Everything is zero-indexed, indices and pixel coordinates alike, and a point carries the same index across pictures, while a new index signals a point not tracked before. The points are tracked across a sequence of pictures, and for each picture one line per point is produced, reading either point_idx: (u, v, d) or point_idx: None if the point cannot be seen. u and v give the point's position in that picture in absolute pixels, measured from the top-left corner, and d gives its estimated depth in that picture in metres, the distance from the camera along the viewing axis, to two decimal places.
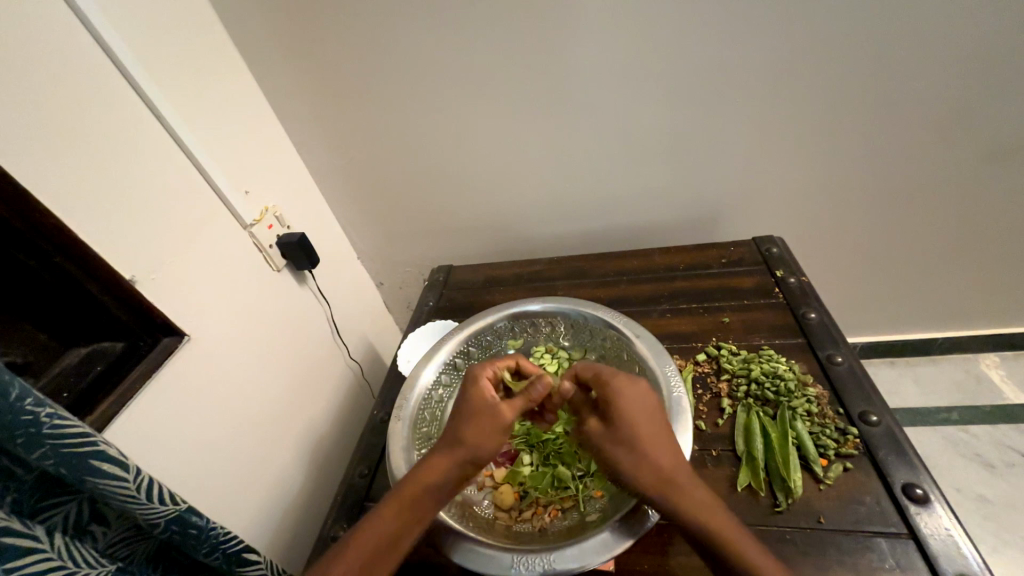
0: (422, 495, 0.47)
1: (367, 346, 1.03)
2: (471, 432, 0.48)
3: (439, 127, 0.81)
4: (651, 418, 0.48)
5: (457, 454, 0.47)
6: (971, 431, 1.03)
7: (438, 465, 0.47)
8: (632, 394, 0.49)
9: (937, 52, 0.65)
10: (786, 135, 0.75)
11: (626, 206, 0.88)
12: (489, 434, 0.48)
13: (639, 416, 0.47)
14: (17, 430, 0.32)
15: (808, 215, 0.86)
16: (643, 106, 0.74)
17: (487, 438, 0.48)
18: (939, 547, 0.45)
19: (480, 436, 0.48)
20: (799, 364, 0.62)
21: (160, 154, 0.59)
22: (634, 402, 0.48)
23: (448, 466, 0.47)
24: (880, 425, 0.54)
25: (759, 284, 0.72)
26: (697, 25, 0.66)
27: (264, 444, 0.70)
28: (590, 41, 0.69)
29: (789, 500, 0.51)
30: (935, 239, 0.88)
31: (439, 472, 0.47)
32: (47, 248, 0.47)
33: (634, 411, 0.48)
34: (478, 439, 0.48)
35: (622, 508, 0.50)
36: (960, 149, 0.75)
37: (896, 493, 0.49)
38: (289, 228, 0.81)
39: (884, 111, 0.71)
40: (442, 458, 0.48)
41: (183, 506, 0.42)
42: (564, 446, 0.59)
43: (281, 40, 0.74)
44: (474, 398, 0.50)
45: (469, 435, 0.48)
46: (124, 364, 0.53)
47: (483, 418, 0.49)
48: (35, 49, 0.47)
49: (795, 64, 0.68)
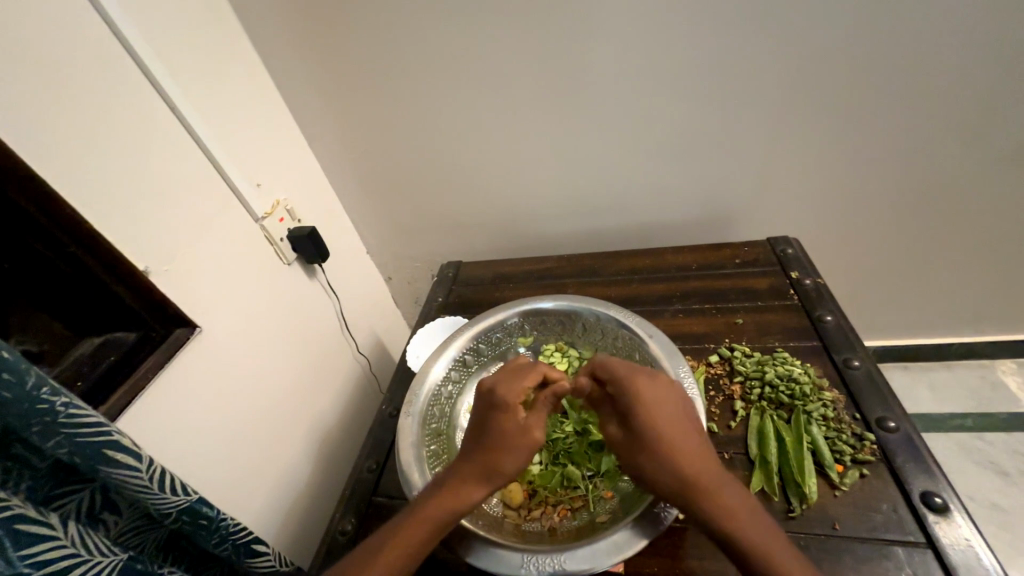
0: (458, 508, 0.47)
1: (375, 340, 1.03)
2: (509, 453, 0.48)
3: (451, 122, 0.81)
4: (685, 423, 0.47)
5: (493, 476, 0.48)
6: (986, 438, 1.02)
7: (473, 483, 0.48)
8: (669, 405, 0.48)
9: (965, 51, 0.63)
10: (804, 134, 0.74)
11: (638, 204, 0.87)
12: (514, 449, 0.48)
13: (678, 429, 0.46)
14: (33, 418, 0.32)
15: (825, 216, 0.85)
16: (658, 103, 0.73)
17: (522, 452, 0.48)
18: (959, 558, 0.44)
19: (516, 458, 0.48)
20: (815, 368, 0.61)
21: (174, 146, 0.59)
22: (671, 413, 0.47)
23: (483, 486, 0.48)
24: (898, 431, 0.53)
25: (773, 286, 0.71)
26: (716, 23, 0.64)
27: (273, 437, 0.70)
28: (606, 36, 0.68)
29: (803, 506, 0.50)
30: (955, 243, 0.86)
31: (473, 492, 0.48)
32: (63, 238, 0.48)
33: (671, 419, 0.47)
34: (514, 459, 0.48)
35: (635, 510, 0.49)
36: (983, 153, 0.73)
37: (914, 501, 0.48)
38: (299, 221, 0.81)
39: (907, 111, 0.70)
40: (476, 478, 0.48)
41: (195, 496, 0.43)
42: (574, 445, 0.59)
43: (295, 32, 0.74)
44: (507, 420, 0.49)
45: (506, 453, 0.48)
46: (136, 354, 0.53)
47: (519, 439, 0.48)
48: (53, 39, 0.47)
49: (815, 64, 0.66)
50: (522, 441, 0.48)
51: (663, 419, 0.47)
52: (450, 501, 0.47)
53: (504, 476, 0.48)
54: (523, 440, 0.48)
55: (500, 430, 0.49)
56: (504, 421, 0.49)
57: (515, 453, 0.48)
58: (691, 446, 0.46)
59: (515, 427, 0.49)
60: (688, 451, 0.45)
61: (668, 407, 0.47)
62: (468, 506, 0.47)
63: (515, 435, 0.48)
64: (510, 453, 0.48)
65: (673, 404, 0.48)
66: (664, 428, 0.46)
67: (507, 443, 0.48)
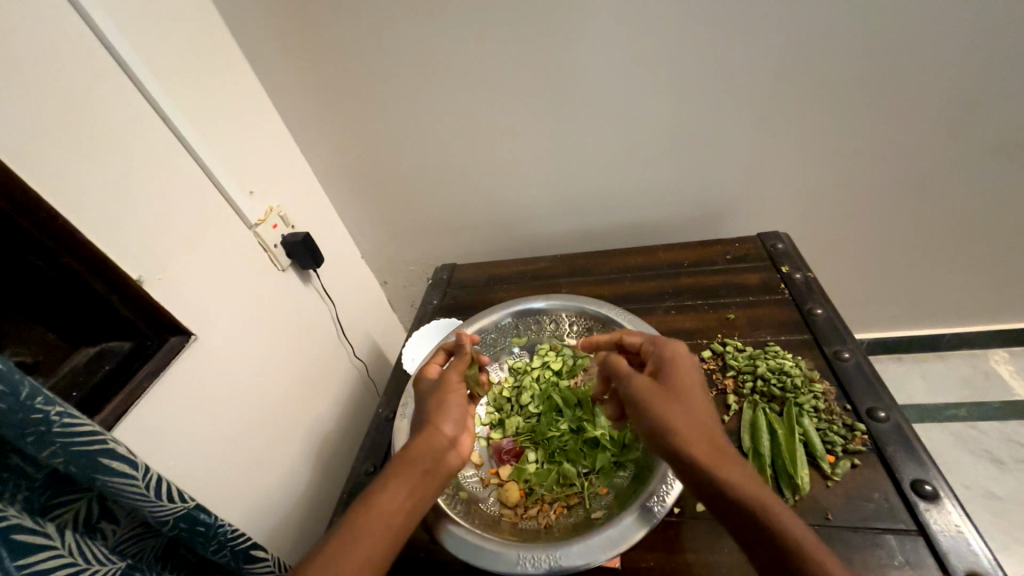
0: (418, 454, 0.49)
1: (372, 345, 1.04)
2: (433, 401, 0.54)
3: (441, 126, 0.81)
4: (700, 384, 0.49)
5: (431, 423, 0.51)
6: (980, 427, 1.02)
7: (423, 437, 0.51)
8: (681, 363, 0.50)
9: (944, 46, 0.64)
10: (792, 130, 0.75)
11: (630, 203, 0.87)
12: (442, 402, 0.54)
13: (691, 384, 0.48)
14: (28, 428, 0.32)
15: (814, 211, 0.86)
16: (645, 102, 0.74)
17: (455, 397, 0.55)
18: (949, 544, 0.44)
19: (447, 399, 0.54)
20: (806, 361, 0.61)
21: (165, 154, 0.60)
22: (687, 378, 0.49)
23: (428, 437, 0.50)
24: (888, 421, 0.54)
25: (764, 281, 0.72)
26: (702, 22, 0.65)
27: (271, 442, 0.70)
28: (591, 37, 0.68)
29: (796, 497, 0.51)
30: (944, 234, 0.87)
31: (427, 442, 0.50)
32: (54, 249, 0.48)
33: (682, 370, 0.49)
34: (448, 403, 0.54)
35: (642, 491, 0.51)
36: (968, 144, 0.74)
37: (905, 489, 0.49)
38: (293, 227, 0.81)
39: (890, 106, 0.71)
40: (424, 433, 0.51)
41: (191, 503, 0.43)
42: (612, 432, 0.57)
43: (283, 40, 0.74)
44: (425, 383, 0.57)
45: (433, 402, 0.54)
46: (131, 365, 0.54)
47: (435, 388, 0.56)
48: (41, 53, 0.47)
49: (801, 61, 0.67)
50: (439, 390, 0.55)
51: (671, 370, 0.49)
52: (409, 456, 0.49)
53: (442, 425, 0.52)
54: (447, 385, 0.55)
55: (424, 391, 0.56)
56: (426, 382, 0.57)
57: (446, 401, 0.54)
58: (694, 402, 0.47)
59: (430, 384, 0.57)
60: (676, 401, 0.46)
61: (680, 362, 0.50)
62: (429, 459, 0.49)
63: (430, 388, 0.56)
64: (442, 399, 0.54)
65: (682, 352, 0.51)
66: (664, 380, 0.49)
67: (434, 395, 0.55)
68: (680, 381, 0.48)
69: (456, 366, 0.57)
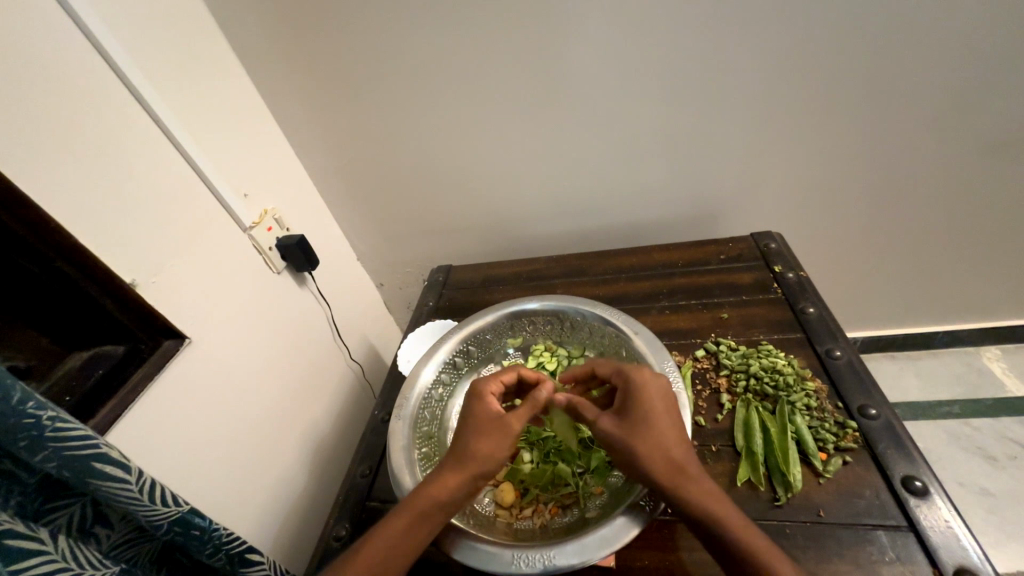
0: (438, 500, 0.47)
1: (368, 347, 1.03)
2: (482, 437, 0.49)
3: (436, 128, 0.81)
4: (668, 415, 0.48)
5: (467, 466, 0.48)
6: (973, 424, 1.03)
7: (452, 478, 0.47)
8: (653, 396, 0.49)
9: (933, 46, 0.65)
10: (784, 130, 0.75)
11: (624, 204, 0.88)
12: (491, 449, 0.48)
13: (665, 420, 0.47)
14: (19, 434, 0.32)
15: (807, 210, 0.86)
16: (639, 103, 0.74)
17: (502, 443, 0.49)
18: (939, 540, 0.45)
19: (494, 446, 0.48)
20: (799, 359, 0.62)
21: (159, 158, 0.60)
22: (658, 412, 0.48)
23: (457, 482, 0.47)
24: (879, 418, 0.54)
25: (758, 280, 0.73)
26: (696, 23, 0.65)
27: (266, 445, 0.70)
28: (583, 39, 0.69)
29: (788, 494, 0.51)
30: (936, 232, 0.88)
31: (452, 491, 0.47)
32: (47, 252, 0.48)
33: (651, 402, 0.48)
34: (491, 450, 0.48)
35: (628, 496, 0.50)
36: (958, 145, 0.75)
37: (896, 486, 0.49)
38: (288, 230, 0.82)
39: (881, 105, 0.71)
40: (452, 476, 0.48)
41: (186, 507, 0.43)
42: None
43: (277, 42, 0.74)
44: (480, 410, 0.51)
45: (479, 439, 0.49)
46: (125, 368, 0.54)
47: (492, 425, 0.50)
48: (32, 57, 0.47)
49: (792, 61, 0.68)
50: (493, 431, 0.49)
51: (644, 408, 0.48)
52: (433, 497, 0.47)
53: (477, 469, 0.48)
54: (501, 428, 0.49)
55: (473, 422, 0.50)
56: (481, 410, 0.51)
57: (490, 443, 0.49)
58: (665, 433, 0.46)
59: (485, 413, 0.51)
60: (649, 436, 0.46)
61: (648, 393, 0.49)
62: (450, 505, 0.47)
63: (484, 419, 0.50)
64: (488, 443, 0.48)
65: (664, 398, 0.49)
66: (631, 415, 0.48)
67: (483, 429, 0.49)
68: (655, 418, 0.47)
69: (521, 414, 0.51)
